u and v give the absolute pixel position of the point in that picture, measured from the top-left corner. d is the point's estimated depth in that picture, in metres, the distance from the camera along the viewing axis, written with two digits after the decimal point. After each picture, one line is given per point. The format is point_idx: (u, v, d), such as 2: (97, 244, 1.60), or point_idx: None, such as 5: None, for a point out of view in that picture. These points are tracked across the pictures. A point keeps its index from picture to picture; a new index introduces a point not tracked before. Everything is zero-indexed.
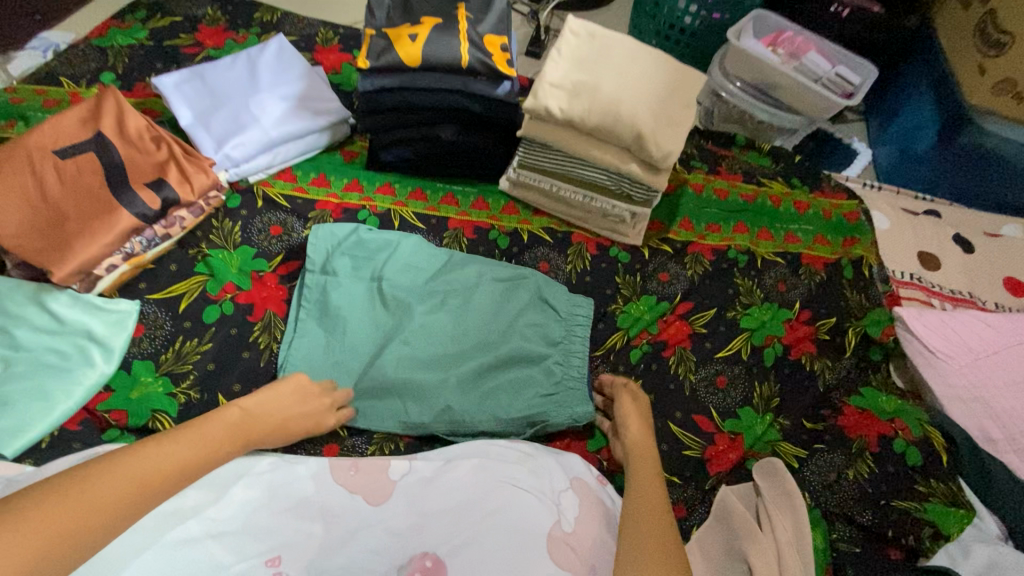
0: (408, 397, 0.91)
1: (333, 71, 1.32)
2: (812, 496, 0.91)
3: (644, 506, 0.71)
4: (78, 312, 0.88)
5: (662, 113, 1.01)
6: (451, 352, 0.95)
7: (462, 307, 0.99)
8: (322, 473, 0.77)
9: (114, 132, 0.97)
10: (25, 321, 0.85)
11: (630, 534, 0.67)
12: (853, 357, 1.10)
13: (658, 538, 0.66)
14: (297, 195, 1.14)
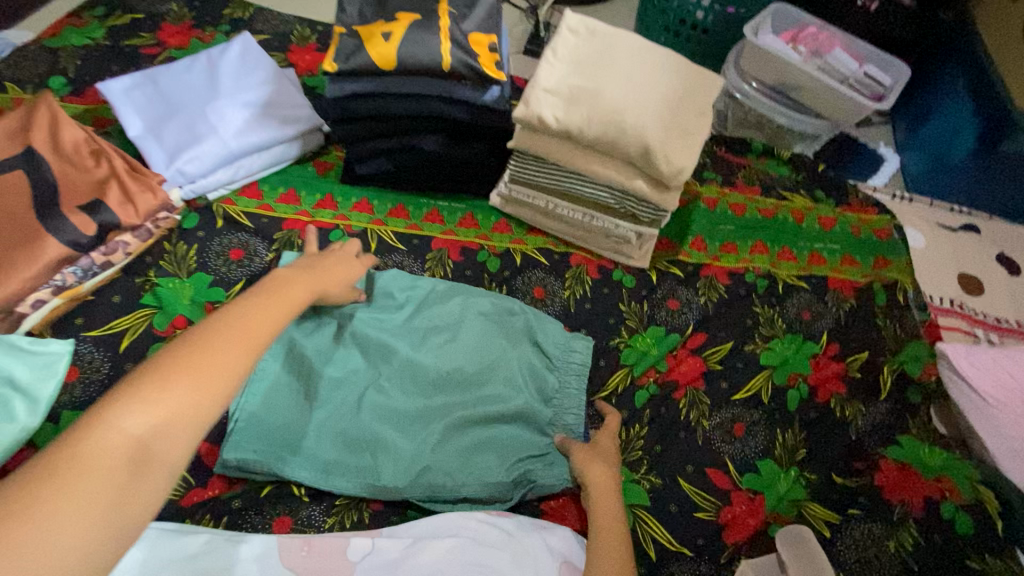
0: (377, 455, 0.78)
1: (308, 73, 1.20)
2: (846, 573, 0.78)
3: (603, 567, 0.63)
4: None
5: (673, 124, 0.88)
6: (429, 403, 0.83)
7: (446, 347, 0.87)
8: (269, 554, 0.66)
9: (49, 146, 0.86)
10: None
11: None
12: (889, 399, 0.97)
13: None
14: (262, 213, 1.02)
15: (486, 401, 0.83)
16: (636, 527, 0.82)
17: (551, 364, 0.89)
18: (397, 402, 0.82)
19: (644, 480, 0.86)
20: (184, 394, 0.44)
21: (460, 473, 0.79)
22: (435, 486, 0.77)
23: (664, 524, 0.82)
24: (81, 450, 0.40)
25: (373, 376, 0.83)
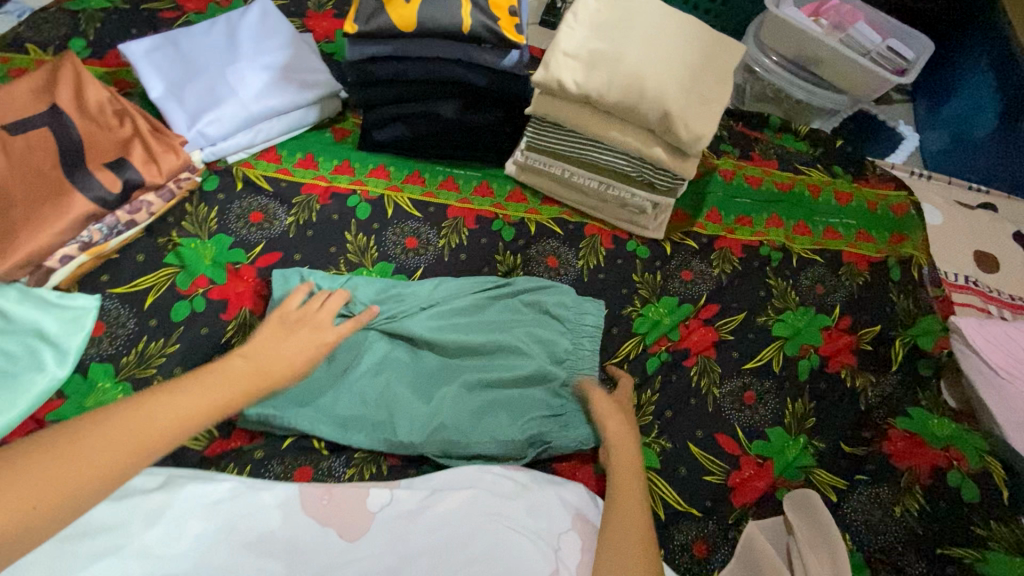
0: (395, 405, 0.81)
1: (325, 40, 1.19)
2: (854, 537, 0.80)
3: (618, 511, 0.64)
4: (30, 309, 0.77)
5: (693, 90, 0.87)
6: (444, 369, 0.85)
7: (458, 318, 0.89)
8: (292, 501, 0.68)
9: (73, 105, 0.87)
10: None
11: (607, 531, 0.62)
12: (899, 371, 0.97)
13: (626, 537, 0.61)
14: (280, 177, 1.03)
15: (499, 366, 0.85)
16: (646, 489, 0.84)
17: (564, 327, 0.89)
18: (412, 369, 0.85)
19: (654, 444, 0.88)
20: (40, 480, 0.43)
21: (476, 433, 0.80)
22: (450, 443, 0.79)
23: (674, 486, 0.84)
24: None
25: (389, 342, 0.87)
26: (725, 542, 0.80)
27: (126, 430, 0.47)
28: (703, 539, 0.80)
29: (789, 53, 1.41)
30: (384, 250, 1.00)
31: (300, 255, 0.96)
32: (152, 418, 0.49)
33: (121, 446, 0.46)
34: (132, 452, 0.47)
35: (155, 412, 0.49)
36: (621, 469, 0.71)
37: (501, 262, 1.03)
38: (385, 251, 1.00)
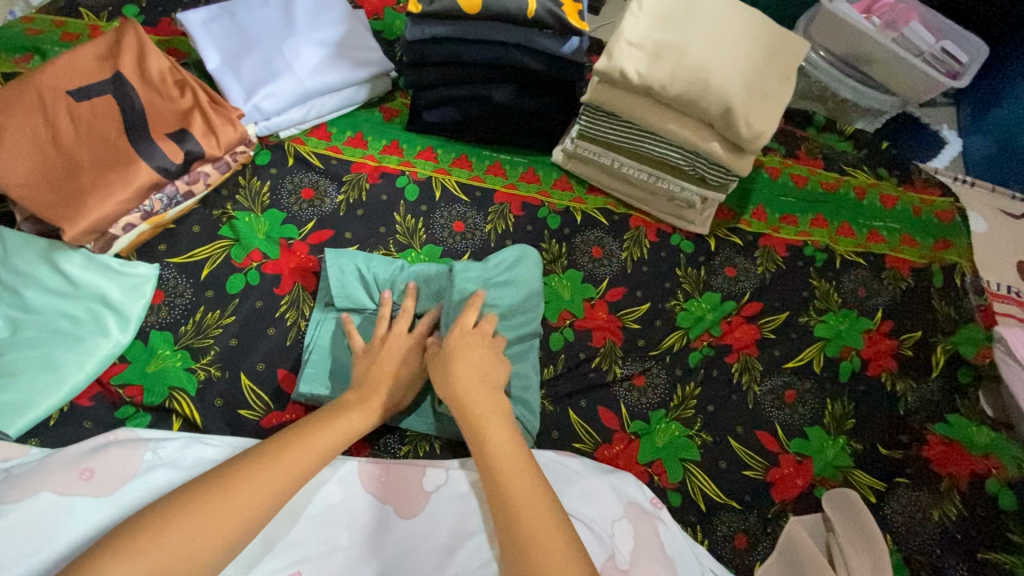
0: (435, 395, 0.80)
1: (374, 16, 1.18)
2: (894, 538, 0.82)
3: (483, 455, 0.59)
4: (97, 276, 0.80)
5: (756, 86, 0.87)
6: None
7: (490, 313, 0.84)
8: (351, 477, 0.70)
9: (135, 73, 0.87)
10: (38, 283, 0.78)
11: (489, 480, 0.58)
12: (940, 378, 0.98)
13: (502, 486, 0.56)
14: (330, 154, 1.03)
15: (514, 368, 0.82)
16: (687, 481, 0.85)
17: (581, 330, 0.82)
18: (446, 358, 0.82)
19: (696, 436, 0.89)
20: (212, 517, 0.48)
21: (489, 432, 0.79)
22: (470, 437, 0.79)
23: (713, 479, 0.86)
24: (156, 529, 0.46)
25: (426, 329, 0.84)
26: (765, 538, 0.81)
27: (279, 472, 0.53)
28: (743, 532, 0.82)
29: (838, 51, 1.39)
30: (432, 233, 1.01)
31: (351, 234, 0.97)
32: (296, 462, 0.55)
33: (273, 487, 0.52)
34: (280, 491, 0.53)
35: (295, 457, 0.55)
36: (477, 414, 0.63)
37: (546, 250, 1.03)
38: (433, 233, 1.01)
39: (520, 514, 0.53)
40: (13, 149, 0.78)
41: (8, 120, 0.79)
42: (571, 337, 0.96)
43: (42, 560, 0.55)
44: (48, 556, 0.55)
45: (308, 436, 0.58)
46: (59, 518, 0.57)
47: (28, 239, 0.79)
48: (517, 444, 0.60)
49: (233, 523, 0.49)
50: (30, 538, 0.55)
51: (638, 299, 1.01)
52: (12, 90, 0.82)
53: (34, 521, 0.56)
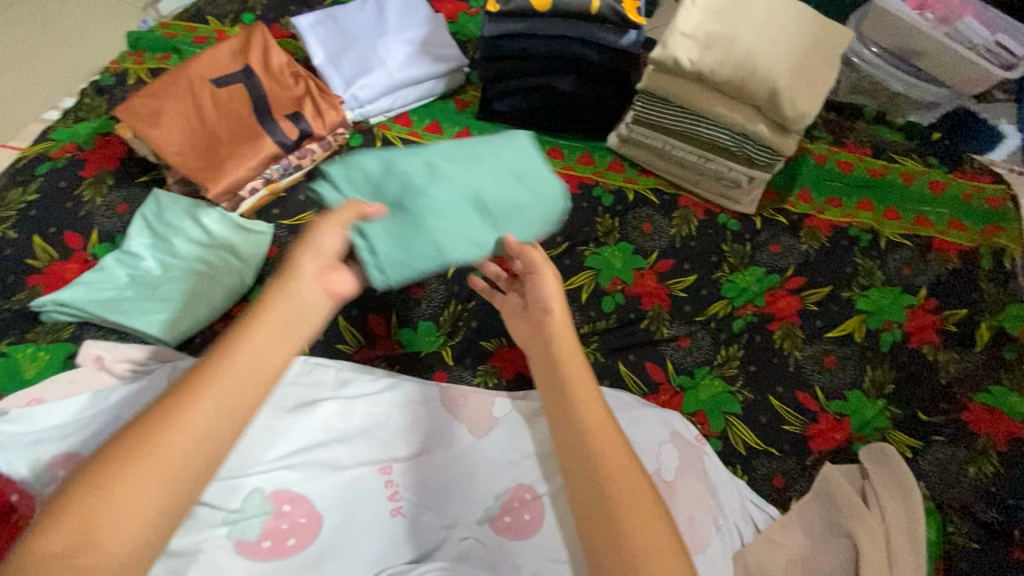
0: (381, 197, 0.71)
1: (451, 20, 1.33)
2: (929, 488, 0.86)
3: (583, 453, 0.58)
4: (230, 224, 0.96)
5: (801, 71, 0.96)
6: (455, 193, 0.72)
7: (521, 202, 0.75)
8: (432, 398, 0.80)
9: (259, 63, 1.07)
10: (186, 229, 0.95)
11: (590, 473, 0.56)
12: (984, 352, 1.01)
13: (606, 488, 0.55)
14: (412, 138, 1.17)
15: (449, 199, 0.71)
16: (728, 431, 0.93)
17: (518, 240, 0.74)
18: (456, 182, 0.73)
19: (737, 393, 0.96)
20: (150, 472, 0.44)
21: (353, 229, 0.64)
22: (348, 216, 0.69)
23: (753, 430, 0.93)
24: (98, 482, 0.42)
25: (480, 164, 0.75)
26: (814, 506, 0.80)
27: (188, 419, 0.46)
28: (781, 473, 0.89)
29: (890, 46, 1.43)
30: None
31: None
32: (214, 403, 0.47)
33: (195, 440, 0.46)
34: (204, 441, 0.46)
35: (222, 390, 0.48)
36: (583, 395, 0.61)
37: (600, 224, 1.12)
38: None
39: (619, 504, 0.54)
40: (170, 125, 0.99)
41: (166, 102, 1.00)
42: (623, 301, 1.05)
43: None
44: None
45: (188, 405, 0.46)
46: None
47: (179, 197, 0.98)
48: (619, 441, 0.58)
49: (163, 489, 0.44)
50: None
51: (685, 270, 1.09)
52: (167, 78, 1.03)
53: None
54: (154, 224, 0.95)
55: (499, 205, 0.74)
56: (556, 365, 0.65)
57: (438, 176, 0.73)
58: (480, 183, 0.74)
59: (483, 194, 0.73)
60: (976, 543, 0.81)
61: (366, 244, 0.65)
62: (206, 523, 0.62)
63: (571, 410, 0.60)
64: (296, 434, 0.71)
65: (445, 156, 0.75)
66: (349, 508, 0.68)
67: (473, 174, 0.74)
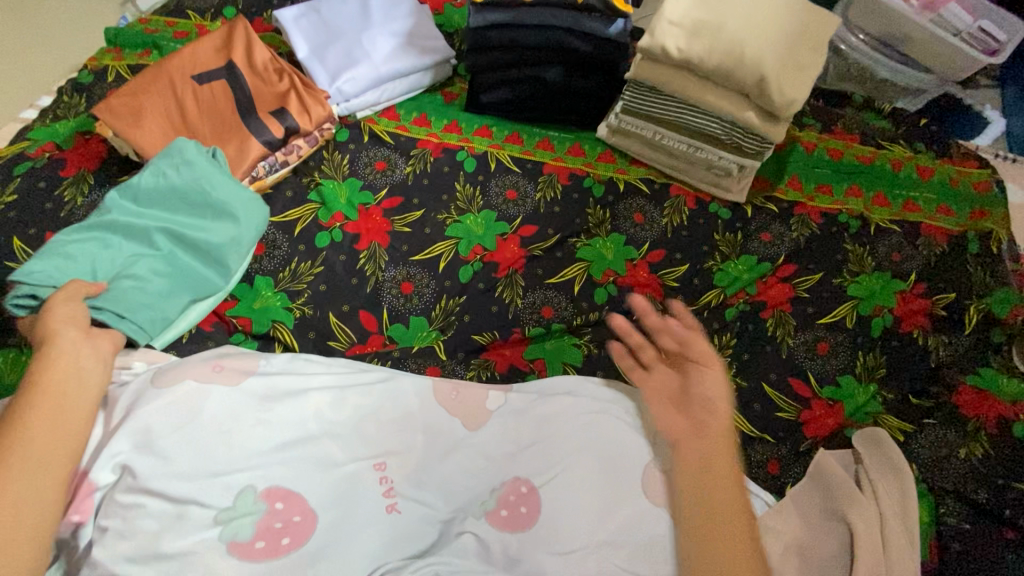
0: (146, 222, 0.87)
1: (437, 11, 1.31)
2: (920, 469, 0.87)
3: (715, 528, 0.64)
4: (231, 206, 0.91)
5: (789, 57, 0.96)
6: (184, 219, 0.89)
7: (175, 206, 0.90)
8: (427, 392, 0.79)
9: (241, 59, 1.06)
10: (185, 202, 0.90)
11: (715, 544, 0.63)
12: (973, 335, 1.02)
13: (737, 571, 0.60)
14: (400, 132, 1.16)
15: (153, 247, 0.87)
16: None
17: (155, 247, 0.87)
18: (173, 207, 0.90)
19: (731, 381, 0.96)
20: None
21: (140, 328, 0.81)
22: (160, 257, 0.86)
23: (747, 418, 0.93)
24: None
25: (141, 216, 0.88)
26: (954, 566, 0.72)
27: None
28: (776, 460, 0.89)
29: (876, 32, 1.44)
30: (489, 200, 1.11)
31: (418, 200, 1.09)
32: None
33: None
34: None
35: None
36: (722, 477, 0.67)
37: (592, 215, 1.12)
38: (489, 200, 1.11)
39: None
40: (152, 124, 0.98)
41: (147, 101, 0.99)
42: (615, 292, 1.04)
43: (188, 434, 0.66)
44: (192, 429, 0.66)
45: None
46: (198, 401, 0.68)
47: (188, 163, 0.92)
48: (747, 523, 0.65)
49: None
50: (178, 415, 0.66)
51: (677, 260, 1.09)
52: (148, 77, 1.01)
53: (181, 403, 0.67)
54: (121, 207, 0.88)
55: (188, 237, 0.88)
56: (713, 463, 0.68)
57: (139, 234, 0.87)
58: (195, 213, 0.90)
59: (179, 212, 0.90)
60: (965, 522, 0.82)
61: (113, 313, 0.79)
62: (197, 524, 0.61)
63: (709, 481, 0.67)
64: (286, 429, 0.70)
65: (140, 211, 0.88)
66: (343, 505, 0.67)
67: (182, 198, 0.90)
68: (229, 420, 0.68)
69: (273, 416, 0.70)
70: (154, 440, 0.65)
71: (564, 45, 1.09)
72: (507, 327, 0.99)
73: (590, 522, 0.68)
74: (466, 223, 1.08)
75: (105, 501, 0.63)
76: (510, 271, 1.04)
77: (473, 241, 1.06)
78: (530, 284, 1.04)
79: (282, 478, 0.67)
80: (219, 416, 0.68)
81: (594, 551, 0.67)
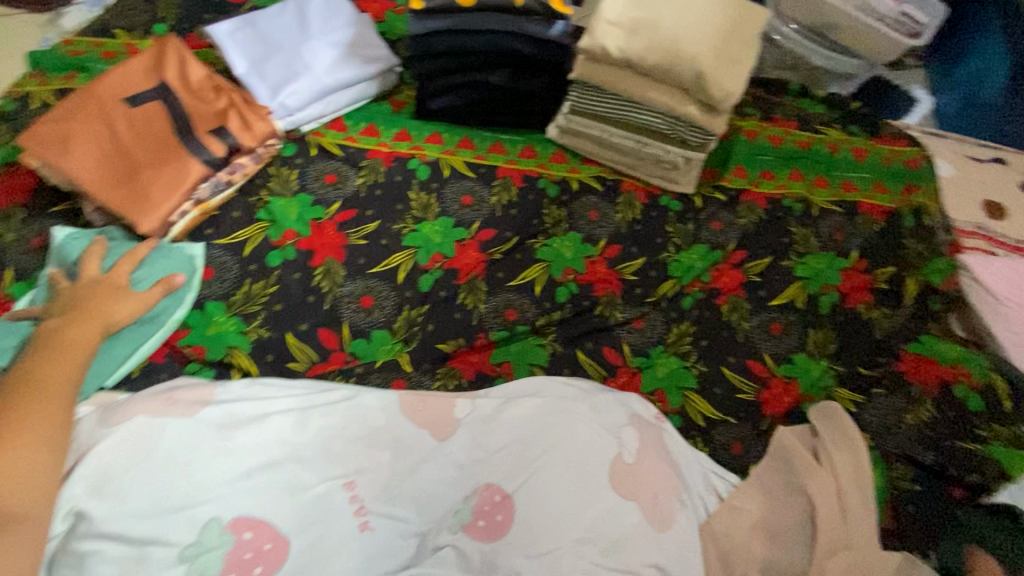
0: None
1: (378, 19, 1.29)
2: (870, 436, 0.92)
3: None
4: (158, 275, 0.91)
5: (724, 51, 0.99)
6: None
7: None
8: (392, 407, 0.78)
9: (174, 77, 1.02)
10: None
11: None
12: (912, 305, 1.07)
13: None
14: (349, 144, 1.14)
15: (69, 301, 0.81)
16: (686, 405, 0.95)
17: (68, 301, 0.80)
18: None
19: (692, 367, 0.99)
20: None
21: None
22: None
23: (710, 402, 0.96)
24: None
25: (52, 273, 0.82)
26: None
27: None
28: (739, 440, 0.93)
29: (807, 22, 1.49)
30: (444, 207, 1.11)
31: (371, 211, 1.08)
32: None
33: None
34: None
35: None
36: None
37: (548, 215, 1.13)
38: (445, 207, 1.11)
39: None
40: (83, 151, 0.94)
41: (75, 127, 0.95)
42: (576, 290, 1.06)
43: (143, 471, 0.64)
44: (147, 467, 0.64)
45: None
46: (153, 436, 0.66)
47: None
48: None
49: None
50: (131, 453, 0.64)
51: (633, 254, 1.11)
52: (76, 101, 0.97)
53: (135, 440, 0.65)
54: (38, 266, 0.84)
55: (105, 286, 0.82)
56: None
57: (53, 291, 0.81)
58: None
59: None
60: (916, 484, 0.87)
61: None
62: (160, 564, 0.60)
63: None
64: (249, 456, 0.68)
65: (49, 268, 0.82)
66: (314, 529, 0.67)
67: None
68: (186, 452, 0.66)
69: (234, 445, 0.68)
70: (104, 484, 0.62)
71: (508, 50, 1.09)
72: (471, 333, 0.99)
73: (568, 524, 0.68)
74: (423, 232, 1.07)
75: (60, 548, 0.61)
76: (470, 277, 1.04)
77: (431, 249, 1.06)
78: (491, 288, 1.04)
79: (248, 509, 0.65)
80: (175, 449, 0.66)
81: (568, 550, 0.67)
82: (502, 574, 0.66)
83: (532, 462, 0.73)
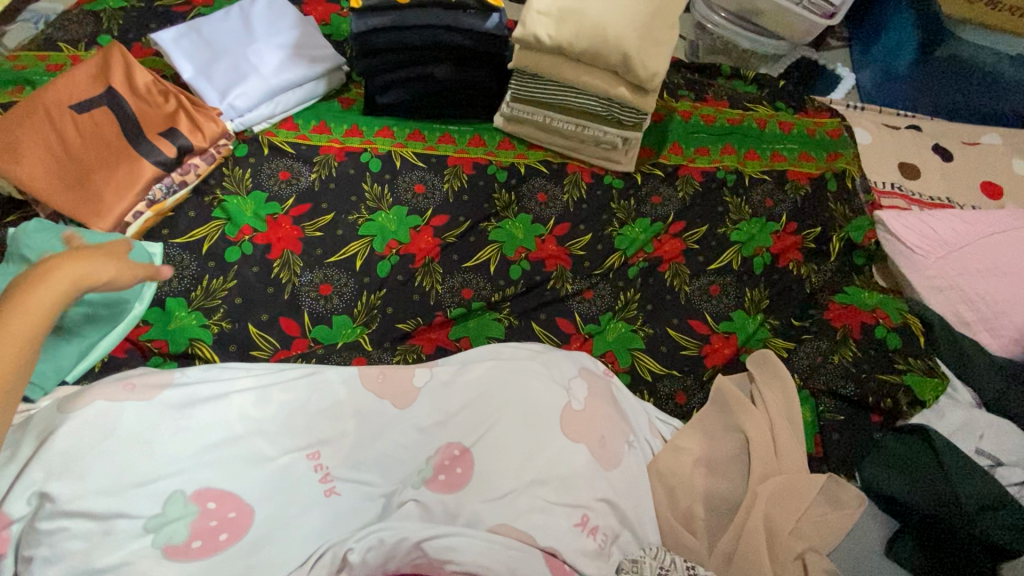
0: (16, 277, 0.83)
1: (322, 22, 1.33)
2: (799, 377, 0.98)
3: None
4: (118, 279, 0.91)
5: (646, 33, 1.07)
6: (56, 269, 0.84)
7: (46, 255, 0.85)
8: (351, 379, 0.81)
9: (121, 82, 1.05)
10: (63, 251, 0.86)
11: None
12: (837, 261, 1.17)
13: None
14: (300, 141, 1.17)
15: None
16: (635, 364, 1.02)
17: None
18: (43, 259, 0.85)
19: (639, 330, 1.06)
20: None
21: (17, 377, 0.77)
22: None
23: (658, 359, 1.03)
24: None
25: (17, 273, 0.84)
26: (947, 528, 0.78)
27: None
28: (683, 390, 1.00)
29: (733, 8, 1.58)
30: (398, 196, 1.15)
31: (326, 204, 1.12)
32: None
33: None
34: None
35: None
36: None
37: (498, 199, 1.18)
38: (398, 196, 1.15)
39: None
40: (33, 158, 0.96)
41: (24, 134, 0.97)
42: (528, 267, 1.11)
43: (103, 450, 0.65)
44: (107, 447, 0.65)
45: None
46: (112, 418, 0.67)
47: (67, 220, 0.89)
48: None
49: None
50: (91, 434, 0.65)
51: (581, 231, 1.17)
52: (21, 110, 0.99)
53: (92, 423, 0.66)
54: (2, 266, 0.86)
55: None
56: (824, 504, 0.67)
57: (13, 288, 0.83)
58: None
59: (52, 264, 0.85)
60: (840, 414, 0.95)
61: None
62: (127, 536, 0.62)
63: None
64: (210, 432, 0.71)
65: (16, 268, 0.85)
66: (278, 495, 0.70)
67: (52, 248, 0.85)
68: (147, 431, 0.68)
69: (194, 423, 0.71)
70: (63, 466, 0.63)
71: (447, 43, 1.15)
72: (430, 312, 1.03)
73: (521, 470, 0.73)
74: (378, 220, 1.11)
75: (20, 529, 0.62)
76: (426, 260, 1.09)
77: (387, 237, 1.10)
78: (447, 270, 1.09)
79: (212, 481, 0.68)
80: (135, 429, 0.67)
81: (523, 493, 0.72)
82: (463, 520, 0.71)
83: (487, 418, 0.78)
